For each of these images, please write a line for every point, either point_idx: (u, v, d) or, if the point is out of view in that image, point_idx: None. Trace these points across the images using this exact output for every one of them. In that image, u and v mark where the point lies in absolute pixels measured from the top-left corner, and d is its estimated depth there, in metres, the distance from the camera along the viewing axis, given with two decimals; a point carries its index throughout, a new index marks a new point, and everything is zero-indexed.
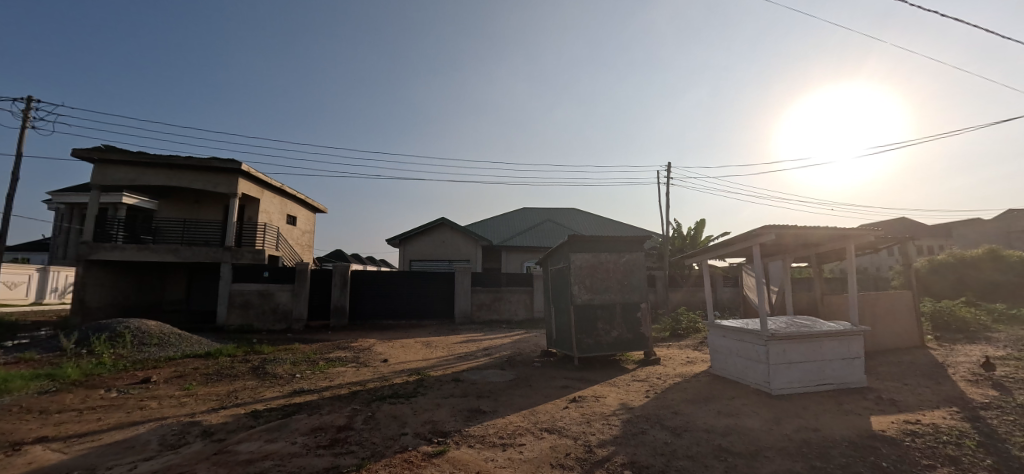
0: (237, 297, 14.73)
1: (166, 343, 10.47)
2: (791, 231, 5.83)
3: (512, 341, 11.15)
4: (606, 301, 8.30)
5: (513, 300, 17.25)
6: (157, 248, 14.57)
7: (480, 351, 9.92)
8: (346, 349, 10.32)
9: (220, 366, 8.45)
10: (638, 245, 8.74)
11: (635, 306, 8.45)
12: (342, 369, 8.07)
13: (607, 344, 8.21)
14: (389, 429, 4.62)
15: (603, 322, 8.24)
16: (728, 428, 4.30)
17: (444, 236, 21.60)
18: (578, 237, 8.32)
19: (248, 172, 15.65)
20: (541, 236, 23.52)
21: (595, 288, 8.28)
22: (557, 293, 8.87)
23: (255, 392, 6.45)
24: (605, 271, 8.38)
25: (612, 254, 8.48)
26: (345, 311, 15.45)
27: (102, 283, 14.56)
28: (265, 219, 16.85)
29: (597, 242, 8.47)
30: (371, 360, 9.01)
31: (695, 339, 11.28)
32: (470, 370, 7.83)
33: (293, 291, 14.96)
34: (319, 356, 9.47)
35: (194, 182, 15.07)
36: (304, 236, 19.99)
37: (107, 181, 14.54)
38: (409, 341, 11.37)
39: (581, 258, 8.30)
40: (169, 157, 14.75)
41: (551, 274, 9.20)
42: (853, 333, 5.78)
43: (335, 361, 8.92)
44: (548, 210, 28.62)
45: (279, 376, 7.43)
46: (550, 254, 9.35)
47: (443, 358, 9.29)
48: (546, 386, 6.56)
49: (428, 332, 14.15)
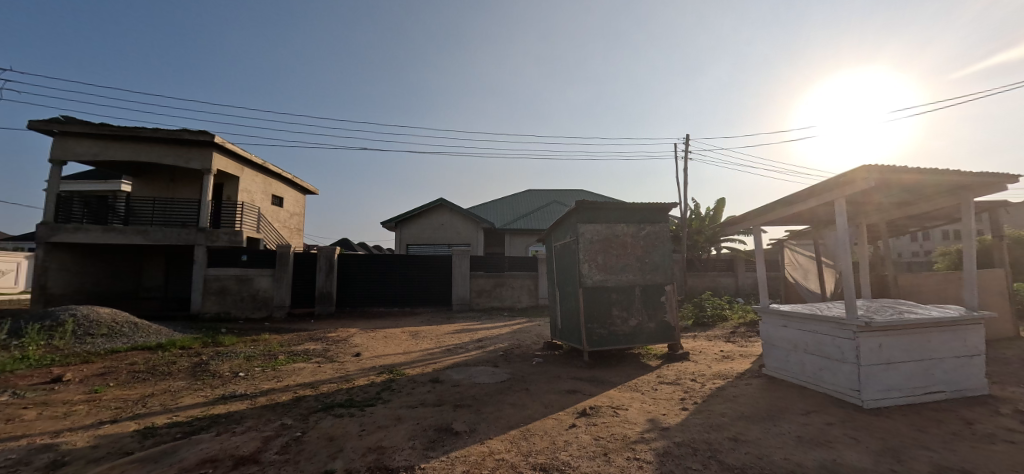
0: (213, 283, 13.46)
1: (116, 334, 9.16)
2: (899, 177, 4.06)
3: (510, 331, 9.65)
4: (621, 283, 6.73)
5: (516, 286, 15.78)
6: (124, 229, 13.27)
7: (472, 343, 8.47)
8: (319, 340, 8.92)
9: (159, 362, 7.07)
10: (660, 213, 7.15)
11: (658, 288, 6.89)
12: (300, 366, 6.62)
13: (623, 335, 6.65)
14: (310, 464, 3.14)
15: (618, 308, 6.67)
16: (828, 470, 2.72)
17: (443, 218, 20.12)
18: (587, 204, 6.72)
19: (223, 145, 14.18)
20: (547, 218, 21.86)
21: (608, 267, 6.72)
22: (562, 274, 7.32)
23: (174, 398, 5.04)
24: (621, 245, 6.81)
25: (627, 225, 6.91)
26: (331, 298, 14.09)
27: (67, 268, 13.35)
28: (245, 199, 15.45)
29: (610, 211, 6.88)
30: (340, 354, 7.56)
31: (724, 329, 9.67)
32: (454, 367, 6.35)
33: (274, 276, 13.68)
34: (283, 350, 8.06)
35: (164, 157, 13.71)
36: (292, 219, 18.64)
37: (69, 156, 13.27)
38: (393, 332, 9.92)
39: (591, 229, 6.72)
40: (135, 129, 13.40)
41: (555, 251, 7.67)
42: (972, 322, 4.15)
43: (299, 355, 7.49)
44: (554, 192, 26.92)
45: (218, 376, 6.01)
46: (552, 229, 7.80)
47: (428, 352, 7.83)
48: (546, 391, 5.04)
49: (420, 320, 12.74)
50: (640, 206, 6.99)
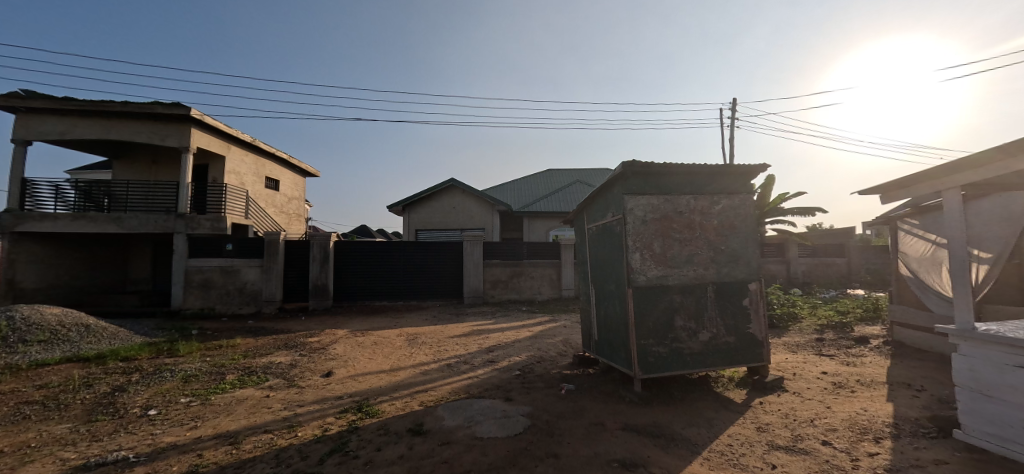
0: (195, 275, 11.99)
1: (58, 340, 7.69)
2: None
3: (529, 336, 7.73)
4: (686, 280, 4.68)
5: (536, 276, 13.88)
6: (96, 216, 11.88)
7: (480, 354, 6.60)
8: (292, 350, 7.22)
9: (73, 384, 5.47)
10: (737, 182, 5.05)
11: (740, 287, 4.84)
12: (243, 395, 4.87)
13: (689, 356, 4.62)
14: None
15: (682, 317, 4.62)
16: None
17: (455, 200, 18.23)
18: (637, 166, 4.61)
19: (203, 120, 12.54)
20: (569, 200, 19.72)
21: (667, 258, 4.66)
22: (598, 268, 5.29)
23: (15, 466, 3.31)
24: (685, 226, 4.77)
25: (693, 197, 4.85)
26: (326, 291, 12.42)
27: (40, 260, 12.13)
28: (232, 181, 13.86)
29: (670, 178, 4.82)
30: (306, 372, 5.80)
31: (805, 334, 7.51)
32: (449, 403, 4.47)
33: (263, 267, 12.10)
34: (241, 364, 6.36)
35: (137, 134, 12.17)
36: (289, 203, 17.07)
37: (33, 136, 11.87)
38: (386, 336, 8.16)
39: (643, 204, 4.67)
40: (102, 103, 11.85)
41: (588, 235, 5.64)
42: None
43: (254, 374, 5.75)
44: (576, 171, 24.67)
45: (119, 416, 4.29)
46: (584, 207, 5.77)
47: (422, 367, 5.98)
48: (587, 463, 3.08)
49: (425, 317, 10.97)
50: (714, 169, 4.86)
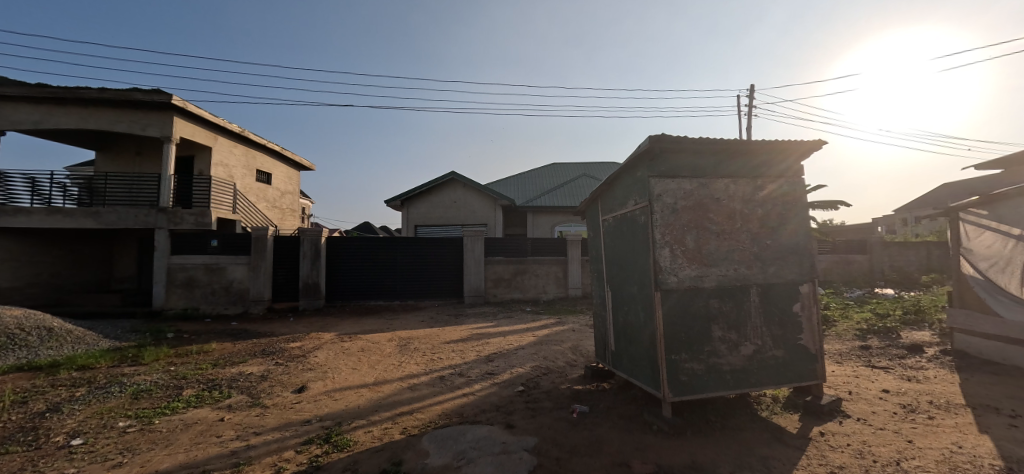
0: (178, 274, 11.28)
1: (14, 345, 6.96)
2: None
3: (533, 342, 6.92)
4: (725, 282, 3.84)
5: (541, 274, 13.06)
6: (72, 211, 11.21)
7: (478, 363, 5.81)
8: (269, 357, 6.46)
9: (6, 400, 4.72)
10: (786, 162, 4.20)
11: (789, 289, 4.00)
12: (194, 418, 4.10)
13: (730, 374, 3.79)
14: None
15: (720, 326, 3.80)
16: None
17: (456, 195, 17.43)
18: (668, 141, 3.75)
19: (186, 109, 11.79)
20: (575, 194, 18.87)
21: (702, 254, 3.83)
22: (617, 266, 4.46)
23: None
24: (723, 215, 3.94)
25: (733, 180, 4.01)
26: (318, 290, 11.67)
27: (16, 257, 11.48)
28: (220, 174, 13.12)
29: (704, 157, 3.98)
30: (276, 387, 5.03)
31: (845, 341, 6.66)
32: (437, 431, 3.68)
33: (250, 265, 11.36)
34: (206, 375, 5.60)
35: (116, 123, 11.44)
36: (282, 198, 16.33)
37: (5, 126, 11.16)
38: (376, 341, 7.39)
39: (671, 187, 3.84)
40: (78, 90, 11.12)
41: (605, 226, 4.79)
42: None
43: (216, 389, 4.99)
44: (582, 165, 23.79)
45: (35, 447, 3.53)
46: (598, 195, 4.92)
47: (411, 381, 5.18)
48: None
49: (422, 319, 10.19)
50: (761, 146, 4.01)
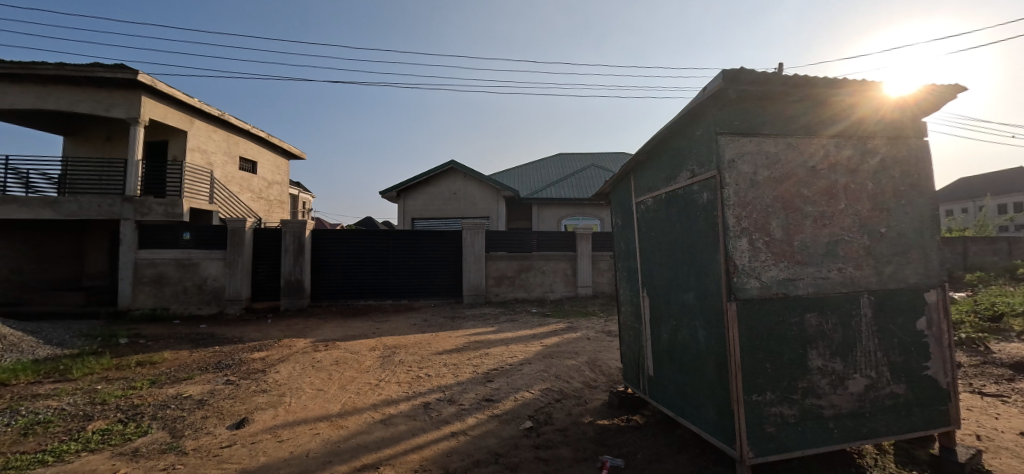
0: (146, 270, 10.19)
1: None
2: None
3: (540, 355, 5.75)
4: (826, 288, 2.65)
5: (547, 271, 11.89)
6: (29, 201, 10.15)
7: (474, 385, 4.65)
8: (223, 372, 5.33)
9: None
10: (906, 118, 3.00)
11: (914, 299, 2.81)
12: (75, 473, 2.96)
13: (834, 422, 2.61)
14: None
15: (820, 353, 2.61)
16: None
17: (456, 185, 16.24)
18: (751, 81, 2.54)
19: (156, 87, 10.64)
20: (583, 185, 17.65)
21: (793, 248, 2.64)
22: (660, 264, 3.28)
23: None
24: (820, 191, 2.74)
25: (832, 142, 2.83)
26: (301, 289, 10.54)
27: None
28: (195, 161, 11.98)
29: (794, 107, 2.78)
30: (213, 418, 3.89)
31: None
32: None
33: (226, 261, 10.24)
34: (135, 398, 4.47)
35: (78, 103, 10.32)
36: (269, 188, 15.21)
37: None
38: (355, 351, 6.26)
39: (750, 149, 2.66)
40: (34, 66, 10.00)
41: (643, 210, 3.58)
42: None
43: (133, 422, 3.85)
44: (589, 155, 22.52)
45: None
46: (633, 169, 3.73)
47: (386, 411, 4.02)
48: None
49: (414, 321, 9.05)
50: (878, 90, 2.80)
